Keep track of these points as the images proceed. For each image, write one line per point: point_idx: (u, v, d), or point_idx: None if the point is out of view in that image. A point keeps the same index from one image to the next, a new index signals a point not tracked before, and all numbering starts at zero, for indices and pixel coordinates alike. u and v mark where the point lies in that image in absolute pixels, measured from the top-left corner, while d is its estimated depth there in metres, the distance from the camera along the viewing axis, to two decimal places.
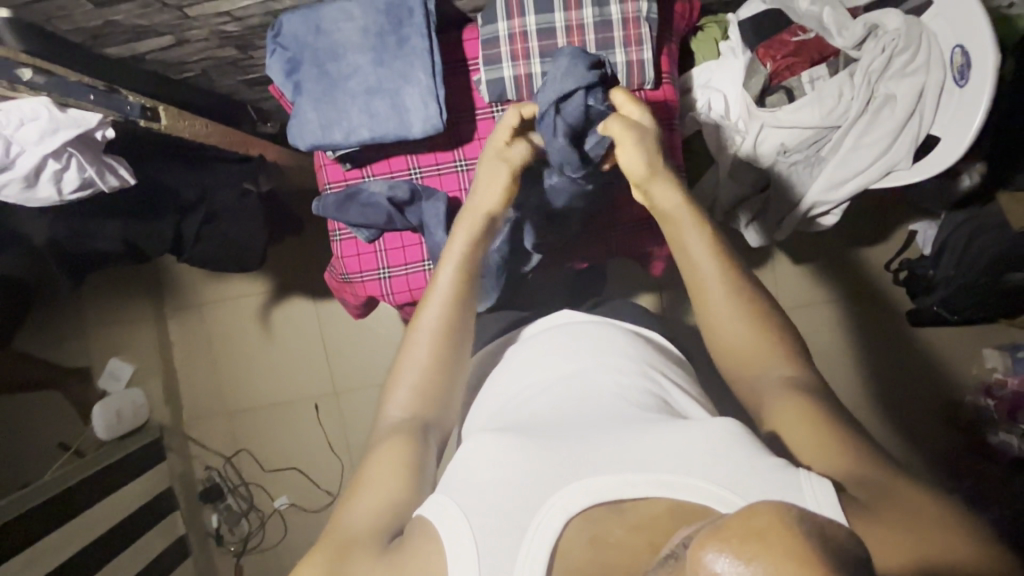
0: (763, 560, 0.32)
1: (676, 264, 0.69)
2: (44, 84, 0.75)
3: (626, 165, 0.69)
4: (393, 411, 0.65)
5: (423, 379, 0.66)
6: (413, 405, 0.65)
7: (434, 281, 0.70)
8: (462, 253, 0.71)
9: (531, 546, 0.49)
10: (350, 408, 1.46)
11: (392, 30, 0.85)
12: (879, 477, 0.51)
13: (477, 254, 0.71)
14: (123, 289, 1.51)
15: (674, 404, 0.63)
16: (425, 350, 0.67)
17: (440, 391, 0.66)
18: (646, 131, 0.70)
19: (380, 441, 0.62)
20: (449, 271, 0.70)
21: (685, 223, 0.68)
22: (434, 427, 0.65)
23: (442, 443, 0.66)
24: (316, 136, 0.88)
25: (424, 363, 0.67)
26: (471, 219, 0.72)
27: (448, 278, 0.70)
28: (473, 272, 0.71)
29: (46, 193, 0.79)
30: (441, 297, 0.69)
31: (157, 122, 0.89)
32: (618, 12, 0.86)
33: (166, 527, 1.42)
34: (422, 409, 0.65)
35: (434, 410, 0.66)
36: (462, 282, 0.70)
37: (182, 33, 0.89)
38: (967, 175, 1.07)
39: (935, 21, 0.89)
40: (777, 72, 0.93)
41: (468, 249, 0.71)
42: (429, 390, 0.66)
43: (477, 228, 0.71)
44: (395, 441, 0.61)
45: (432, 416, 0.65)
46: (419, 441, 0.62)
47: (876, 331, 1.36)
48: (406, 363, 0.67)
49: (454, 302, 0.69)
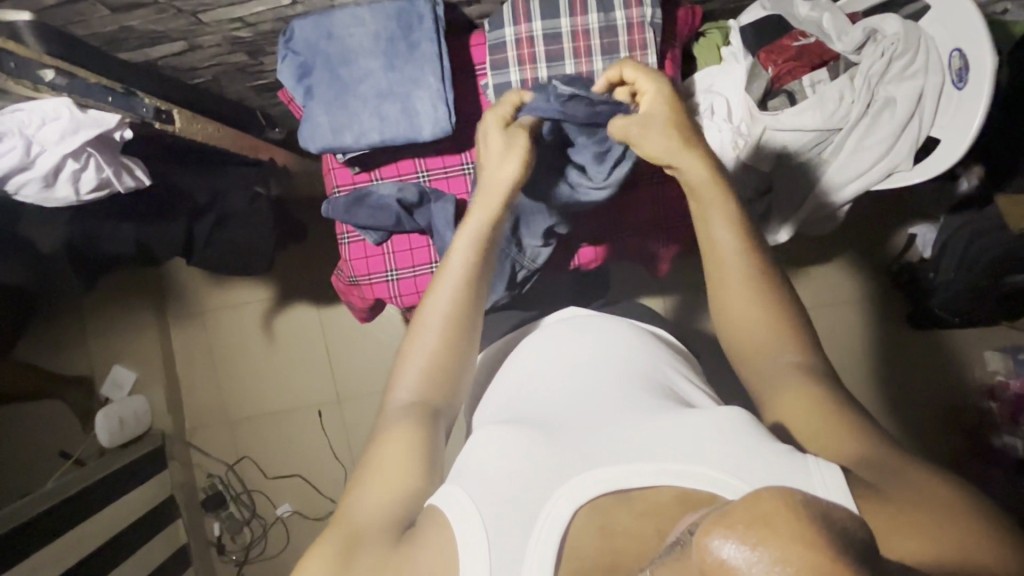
0: (770, 547, 0.31)
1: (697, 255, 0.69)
2: (64, 85, 0.76)
3: (654, 150, 0.69)
4: (402, 396, 0.65)
5: (433, 365, 0.66)
6: (423, 389, 0.65)
7: (445, 264, 0.70)
8: (475, 234, 0.71)
9: (542, 533, 0.49)
10: (354, 414, 1.46)
11: (402, 36, 0.86)
12: (888, 461, 0.51)
13: (495, 233, 0.72)
14: (128, 296, 1.50)
15: (682, 395, 0.63)
16: (436, 335, 0.67)
17: (450, 378, 0.67)
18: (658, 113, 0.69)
19: (389, 426, 0.62)
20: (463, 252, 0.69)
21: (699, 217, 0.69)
22: (443, 413, 0.65)
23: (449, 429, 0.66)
24: (327, 140, 0.90)
25: (435, 348, 0.67)
26: (486, 200, 0.72)
27: (462, 257, 0.70)
28: (485, 254, 0.70)
29: (64, 193, 0.80)
30: (456, 271, 0.69)
31: (171, 124, 0.91)
32: (622, 18, 0.87)
33: (169, 536, 1.41)
34: (431, 395, 0.65)
35: (441, 396, 0.66)
36: (473, 265, 0.70)
37: (195, 39, 0.90)
38: (966, 177, 1.14)
39: (933, 26, 0.92)
40: (778, 76, 0.95)
41: (484, 228, 0.71)
42: (438, 378, 0.66)
43: (496, 202, 0.71)
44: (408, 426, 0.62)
45: (441, 402, 0.65)
46: (430, 428, 0.62)
47: (879, 334, 1.38)
48: (415, 348, 0.67)
49: (468, 284, 0.69)
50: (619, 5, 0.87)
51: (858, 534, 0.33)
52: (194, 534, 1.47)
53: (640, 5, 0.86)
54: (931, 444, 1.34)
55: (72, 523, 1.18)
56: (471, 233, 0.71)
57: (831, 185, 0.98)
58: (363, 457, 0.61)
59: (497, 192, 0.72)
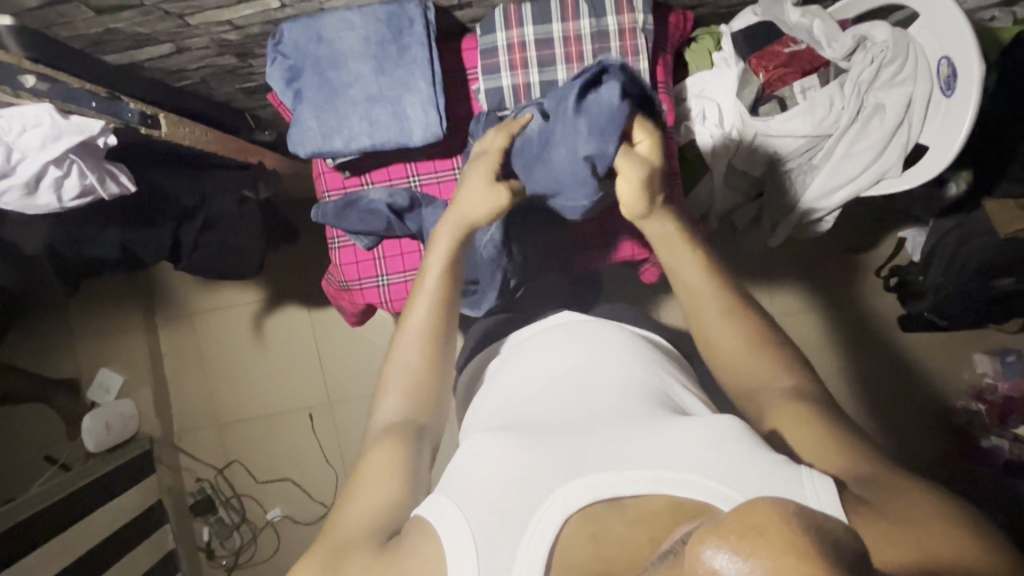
0: (762, 557, 0.31)
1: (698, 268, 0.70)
2: (47, 91, 0.76)
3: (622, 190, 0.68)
4: (385, 416, 0.65)
5: (413, 383, 0.66)
6: (407, 406, 0.65)
7: (419, 286, 0.71)
8: (446, 260, 0.71)
9: (530, 543, 0.49)
10: (346, 417, 1.46)
11: (392, 40, 0.85)
12: (879, 474, 0.52)
13: (461, 258, 0.72)
14: (114, 298, 1.49)
15: (676, 400, 0.64)
16: (413, 353, 0.67)
17: (431, 396, 0.67)
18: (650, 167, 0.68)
19: (375, 443, 0.62)
20: (435, 273, 0.70)
21: (681, 242, 0.71)
22: (428, 429, 0.65)
23: (437, 445, 0.66)
24: (317, 143, 0.89)
25: (414, 366, 0.67)
26: (455, 226, 0.72)
27: (432, 282, 0.70)
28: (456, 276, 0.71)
29: (46, 201, 0.80)
30: (429, 293, 0.69)
31: (156, 130, 0.90)
32: (614, 23, 0.87)
33: (157, 541, 1.40)
34: (415, 411, 0.65)
35: (426, 413, 0.66)
36: (446, 285, 0.70)
37: (182, 41, 0.89)
38: (955, 183, 1.12)
39: (922, 34, 0.93)
40: (770, 81, 0.96)
41: (456, 249, 0.72)
42: (419, 391, 0.66)
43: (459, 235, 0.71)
44: (389, 440, 0.62)
45: (424, 417, 0.65)
46: (413, 442, 0.62)
47: (869, 338, 1.40)
48: (395, 368, 0.67)
49: (441, 303, 0.69)
50: (611, 10, 0.86)
51: (851, 546, 0.33)
52: (182, 539, 1.46)
53: (632, 11, 0.86)
54: (919, 447, 1.35)
55: (59, 528, 1.16)
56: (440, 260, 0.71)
57: (825, 187, 0.98)
58: (353, 468, 0.61)
59: (464, 219, 0.72)
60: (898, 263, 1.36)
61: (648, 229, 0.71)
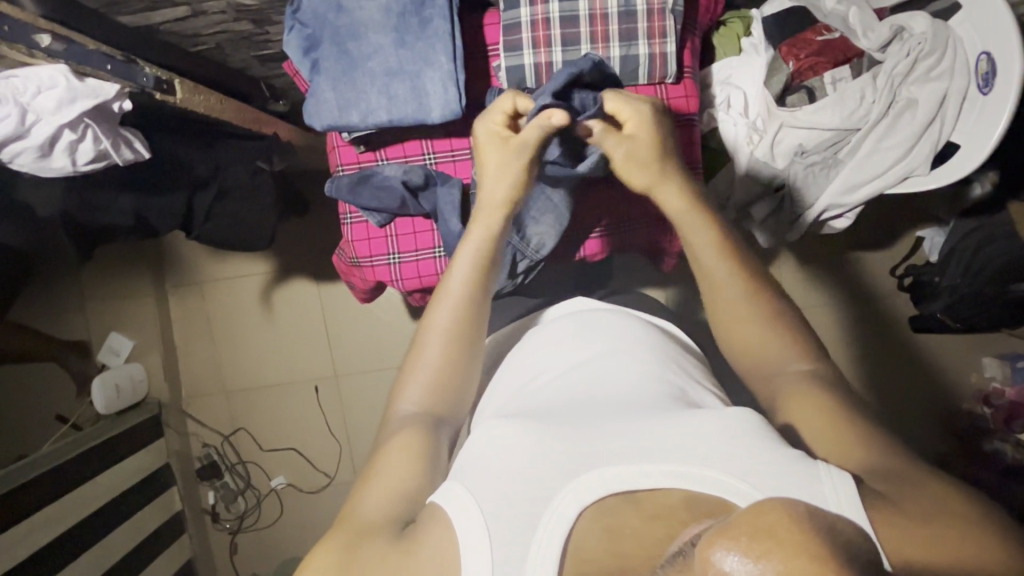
0: (773, 560, 0.30)
1: (701, 262, 0.68)
2: (62, 52, 0.74)
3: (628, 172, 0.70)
4: (405, 406, 0.64)
5: (438, 378, 0.65)
6: (423, 402, 0.64)
7: (446, 278, 0.69)
8: (477, 249, 0.69)
9: (547, 532, 0.48)
10: (352, 388, 1.47)
11: (415, 11, 0.84)
12: (897, 470, 0.51)
13: (492, 248, 0.70)
14: (124, 264, 1.49)
15: (692, 395, 0.62)
16: (439, 348, 0.65)
17: (455, 388, 0.65)
18: (637, 141, 0.69)
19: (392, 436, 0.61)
20: (465, 263, 0.68)
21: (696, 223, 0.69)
22: (446, 422, 0.64)
23: (453, 437, 0.65)
24: (333, 117, 0.87)
25: (439, 361, 0.65)
26: (489, 213, 0.70)
27: (463, 276, 0.68)
28: (488, 268, 0.69)
29: (60, 163, 0.80)
30: (460, 288, 0.67)
31: (172, 95, 0.89)
32: (642, 3, 0.84)
33: (163, 502, 1.42)
34: (434, 406, 0.64)
35: (445, 406, 0.64)
36: (476, 279, 0.68)
37: (199, 5, 0.87)
38: (979, 183, 1.10)
39: (963, 26, 0.89)
40: (800, 71, 0.93)
41: (489, 238, 0.70)
42: (442, 388, 0.65)
43: (498, 220, 0.69)
44: (411, 434, 0.60)
45: (447, 412, 0.64)
46: (432, 437, 0.61)
47: (883, 336, 1.38)
48: (421, 362, 0.66)
49: (467, 304, 0.67)
50: None
51: (862, 547, 0.32)
52: (189, 499, 1.49)
53: None
54: (925, 446, 1.35)
55: (69, 486, 1.18)
56: (471, 249, 0.69)
57: (852, 180, 0.94)
58: (367, 466, 0.60)
59: (496, 204, 0.70)
60: (915, 262, 1.34)
61: (666, 201, 0.70)
